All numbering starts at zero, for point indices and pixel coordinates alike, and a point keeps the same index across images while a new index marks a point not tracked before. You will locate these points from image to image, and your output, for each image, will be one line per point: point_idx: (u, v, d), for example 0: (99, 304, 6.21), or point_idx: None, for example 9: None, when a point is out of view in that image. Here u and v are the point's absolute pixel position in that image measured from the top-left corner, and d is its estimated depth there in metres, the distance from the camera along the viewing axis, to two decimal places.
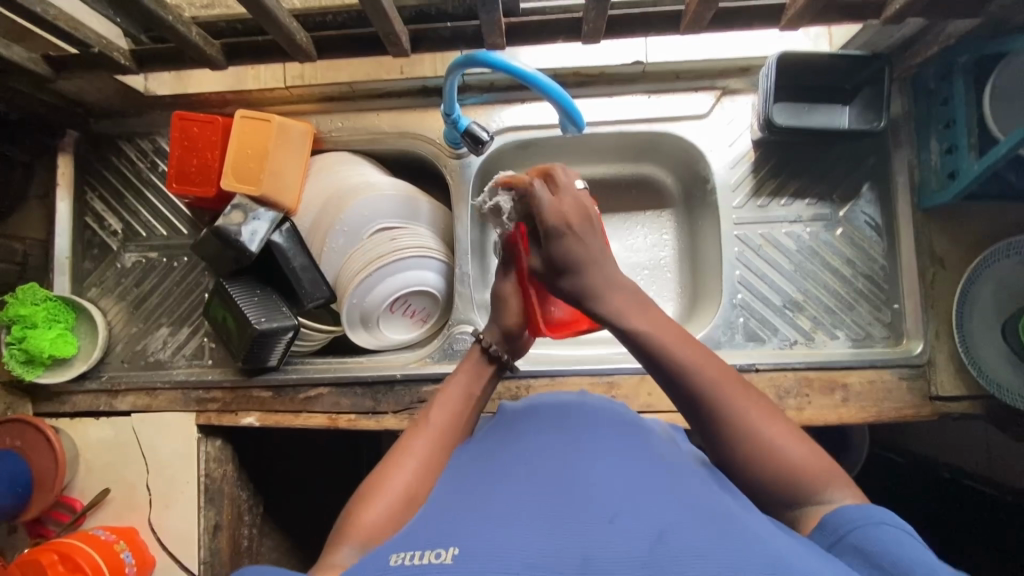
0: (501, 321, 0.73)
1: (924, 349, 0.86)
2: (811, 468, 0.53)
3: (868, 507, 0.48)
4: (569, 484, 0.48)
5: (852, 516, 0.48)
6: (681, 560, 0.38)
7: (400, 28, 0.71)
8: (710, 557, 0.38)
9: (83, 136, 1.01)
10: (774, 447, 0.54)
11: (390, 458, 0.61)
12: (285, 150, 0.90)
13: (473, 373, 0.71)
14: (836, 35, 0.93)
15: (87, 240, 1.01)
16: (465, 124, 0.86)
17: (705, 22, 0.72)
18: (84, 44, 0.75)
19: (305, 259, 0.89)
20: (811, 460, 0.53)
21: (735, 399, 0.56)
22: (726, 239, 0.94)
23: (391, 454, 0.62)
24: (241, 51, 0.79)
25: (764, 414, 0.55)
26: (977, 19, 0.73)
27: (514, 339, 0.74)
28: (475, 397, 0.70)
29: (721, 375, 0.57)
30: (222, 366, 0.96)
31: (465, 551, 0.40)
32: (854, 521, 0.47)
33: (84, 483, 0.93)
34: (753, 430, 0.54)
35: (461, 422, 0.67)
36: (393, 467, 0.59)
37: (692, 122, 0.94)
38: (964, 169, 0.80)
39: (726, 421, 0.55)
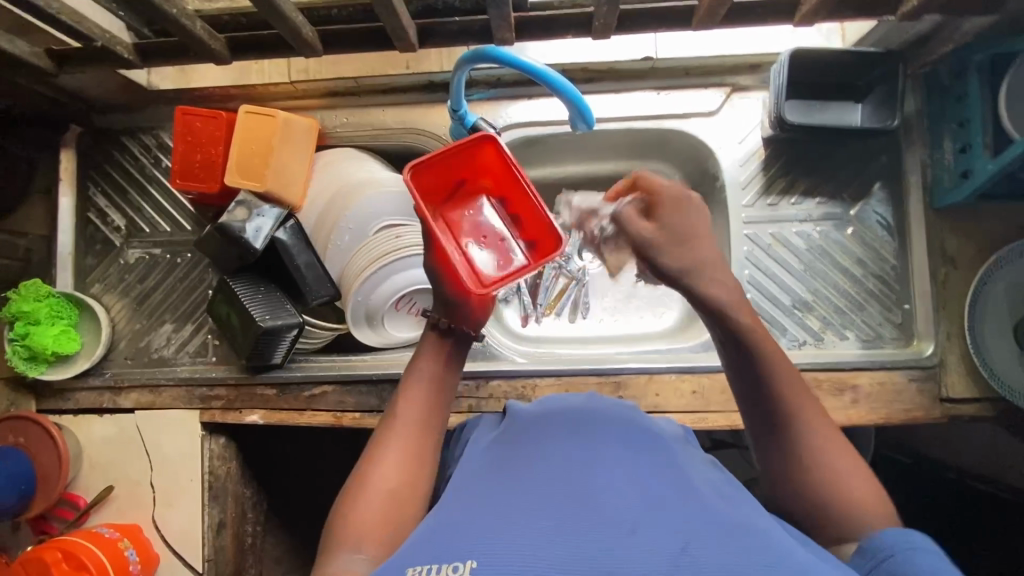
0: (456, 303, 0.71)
1: (936, 350, 0.85)
2: (864, 499, 0.54)
3: (907, 533, 0.47)
4: (584, 492, 0.47)
5: (891, 542, 0.47)
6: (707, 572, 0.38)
7: (408, 23, 0.70)
8: (735, 571, 0.38)
9: (86, 131, 1.00)
10: (839, 480, 0.55)
11: (370, 452, 0.60)
12: (290, 146, 0.89)
13: (431, 358, 0.66)
14: (849, 31, 0.91)
15: (89, 236, 1.00)
16: (472, 120, 0.85)
17: (718, 17, 0.71)
18: (87, 38, 0.74)
19: (309, 257, 0.88)
20: (865, 490, 0.55)
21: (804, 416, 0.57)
22: (735, 238, 0.93)
23: (370, 450, 0.61)
24: (246, 46, 0.78)
25: (839, 452, 0.56)
26: (993, 16, 0.72)
27: (468, 312, 0.68)
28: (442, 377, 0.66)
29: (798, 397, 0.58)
30: (226, 364, 0.95)
31: (484, 563, 0.40)
32: (893, 546, 0.47)
33: (87, 480, 0.92)
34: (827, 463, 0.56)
35: (435, 408, 0.64)
36: (375, 462, 0.59)
37: (701, 119, 0.93)
38: (979, 169, 0.79)
39: (806, 445, 0.56)
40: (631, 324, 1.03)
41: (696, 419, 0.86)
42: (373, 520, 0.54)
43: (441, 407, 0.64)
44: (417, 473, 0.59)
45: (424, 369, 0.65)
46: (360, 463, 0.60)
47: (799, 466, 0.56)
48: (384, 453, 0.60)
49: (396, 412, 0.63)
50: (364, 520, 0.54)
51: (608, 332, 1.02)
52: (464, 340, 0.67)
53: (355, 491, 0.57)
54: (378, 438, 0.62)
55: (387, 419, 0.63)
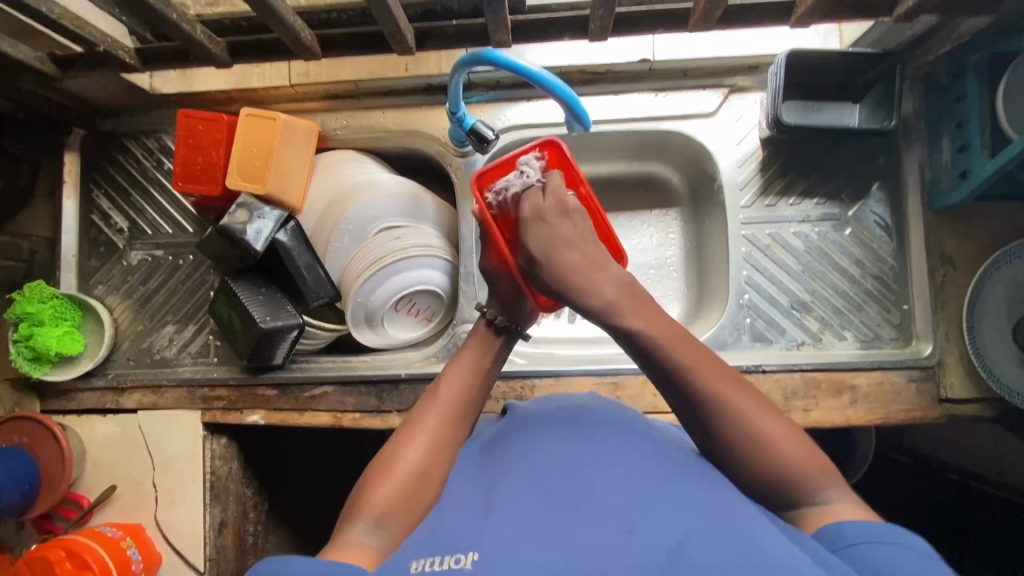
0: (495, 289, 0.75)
1: (934, 351, 0.85)
2: (801, 464, 0.52)
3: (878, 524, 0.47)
4: (581, 488, 0.48)
5: (856, 530, 0.47)
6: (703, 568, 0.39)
7: (405, 26, 0.71)
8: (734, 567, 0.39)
9: (89, 134, 1.01)
10: (767, 441, 0.53)
11: (403, 431, 0.62)
12: (290, 149, 0.90)
13: (479, 346, 0.71)
14: (847, 32, 0.92)
15: (93, 238, 1.01)
16: (470, 122, 0.85)
17: (714, 19, 0.71)
18: (89, 43, 0.75)
19: (310, 258, 0.89)
20: (801, 455, 0.53)
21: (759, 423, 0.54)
22: (734, 239, 0.94)
23: (400, 431, 0.62)
24: (246, 50, 0.78)
25: (763, 413, 0.55)
26: (991, 15, 0.73)
27: (513, 308, 0.75)
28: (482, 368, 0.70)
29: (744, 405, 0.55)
30: (227, 364, 0.96)
31: (485, 557, 0.41)
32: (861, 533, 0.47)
33: (90, 480, 0.93)
34: (752, 424, 0.54)
35: (473, 394, 0.67)
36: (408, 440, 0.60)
37: (699, 120, 0.93)
38: (977, 169, 0.78)
39: (726, 405, 0.54)
40: None
41: None
42: (399, 494, 0.55)
43: (477, 397, 0.68)
44: (446, 455, 0.60)
45: (467, 358, 0.70)
46: (391, 439, 0.61)
47: (726, 429, 0.54)
48: (419, 432, 0.61)
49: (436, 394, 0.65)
50: (394, 490, 0.55)
51: (607, 333, 1.02)
52: (509, 340, 0.74)
53: (387, 464, 0.57)
54: (410, 420, 0.63)
55: (420, 404, 0.65)
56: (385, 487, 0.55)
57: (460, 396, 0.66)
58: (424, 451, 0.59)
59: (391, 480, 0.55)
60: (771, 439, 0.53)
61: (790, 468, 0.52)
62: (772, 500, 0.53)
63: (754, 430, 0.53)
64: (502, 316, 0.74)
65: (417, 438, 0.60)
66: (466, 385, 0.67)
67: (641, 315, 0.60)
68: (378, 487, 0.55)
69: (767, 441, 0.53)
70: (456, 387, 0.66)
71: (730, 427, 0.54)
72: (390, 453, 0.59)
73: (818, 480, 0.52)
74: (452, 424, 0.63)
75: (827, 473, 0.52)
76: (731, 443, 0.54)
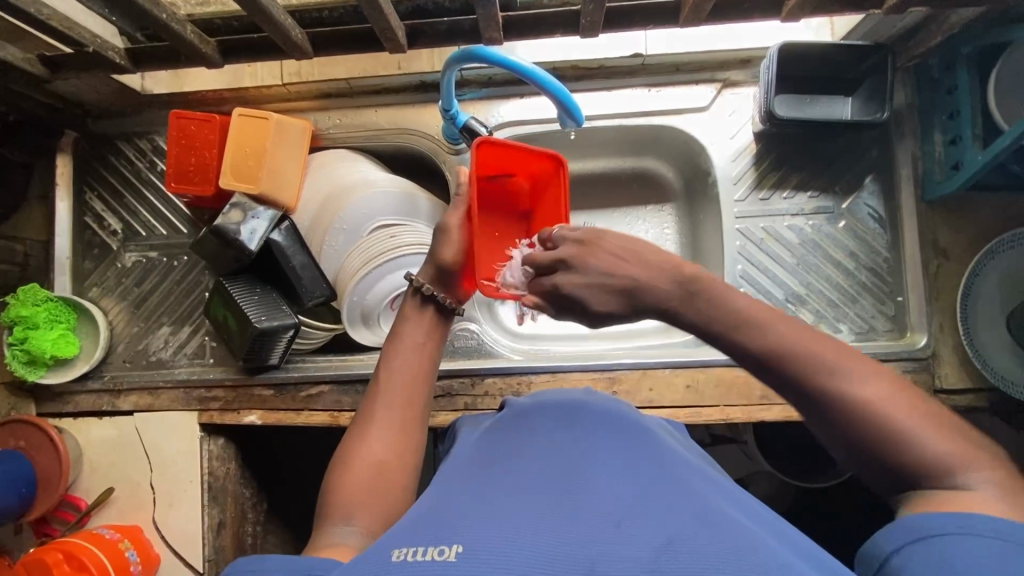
0: (437, 254, 0.71)
1: (929, 342, 0.86)
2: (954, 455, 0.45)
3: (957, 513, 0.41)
4: (572, 486, 0.47)
5: (938, 521, 0.42)
6: (689, 566, 0.38)
7: (396, 24, 0.70)
8: (720, 564, 0.38)
9: (81, 137, 1.01)
10: (909, 433, 0.45)
11: (357, 427, 0.62)
12: (284, 149, 0.90)
13: (416, 321, 0.69)
14: (839, 25, 0.92)
15: (87, 240, 1.01)
16: (463, 119, 0.85)
17: (704, 14, 0.71)
18: (78, 44, 0.74)
19: (305, 258, 0.89)
20: (950, 443, 0.45)
21: (882, 397, 0.47)
22: (728, 233, 0.94)
23: (355, 427, 0.62)
24: (237, 50, 0.78)
25: (897, 394, 0.47)
26: (981, 7, 0.71)
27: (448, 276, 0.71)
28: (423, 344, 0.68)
29: (863, 385, 0.47)
30: (223, 365, 0.96)
31: (468, 550, 0.40)
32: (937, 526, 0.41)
33: (88, 483, 0.93)
34: (896, 421, 0.46)
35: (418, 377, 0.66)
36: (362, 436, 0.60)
37: (692, 115, 0.93)
38: (968, 161, 0.79)
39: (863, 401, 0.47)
40: None
41: (691, 414, 0.86)
42: (366, 491, 0.56)
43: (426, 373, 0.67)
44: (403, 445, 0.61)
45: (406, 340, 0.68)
46: (345, 438, 0.61)
47: (836, 415, 0.48)
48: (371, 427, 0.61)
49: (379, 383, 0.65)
50: (358, 491, 0.55)
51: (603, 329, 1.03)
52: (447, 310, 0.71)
53: (344, 461, 0.58)
54: (362, 414, 0.63)
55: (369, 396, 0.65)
56: (345, 486, 0.55)
57: (406, 375, 0.65)
58: (380, 445, 0.59)
59: (350, 478, 0.56)
60: (918, 436, 0.45)
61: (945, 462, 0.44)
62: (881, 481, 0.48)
63: (892, 423, 0.46)
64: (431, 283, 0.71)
65: (370, 431, 0.61)
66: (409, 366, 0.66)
67: (751, 308, 0.52)
68: (339, 487, 0.56)
69: (914, 436, 0.45)
70: (398, 370, 0.66)
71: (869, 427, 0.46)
72: (346, 450, 0.59)
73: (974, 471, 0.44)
74: (403, 405, 0.64)
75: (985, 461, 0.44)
76: (872, 447, 0.47)
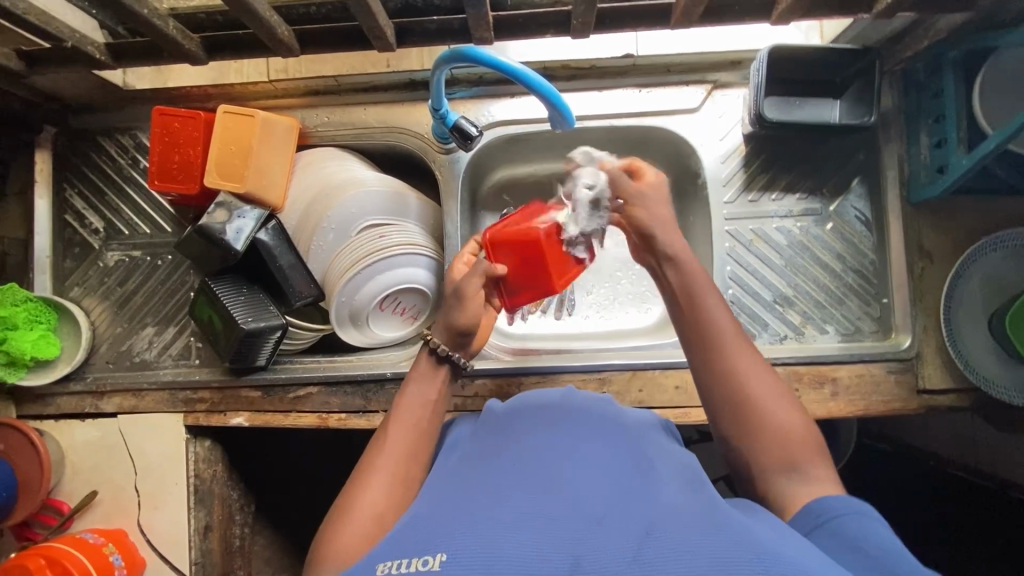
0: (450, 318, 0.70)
1: (912, 343, 0.87)
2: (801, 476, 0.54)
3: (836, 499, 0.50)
4: (560, 480, 0.48)
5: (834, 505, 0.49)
6: (670, 560, 0.39)
7: (384, 22, 0.69)
8: (701, 558, 0.39)
9: (61, 133, 0.99)
10: (783, 445, 0.55)
11: (359, 474, 0.60)
12: (269, 146, 0.88)
13: (423, 377, 0.69)
14: (828, 27, 0.92)
15: (67, 239, 0.99)
16: (453, 118, 0.84)
17: (696, 16, 0.71)
18: (57, 39, 0.72)
19: (292, 257, 0.88)
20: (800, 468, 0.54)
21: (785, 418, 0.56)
22: (717, 235, 0.94)
23: (355, 475, 0.60)
24: (222, 46, 0.76)
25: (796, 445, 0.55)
26: (968, 12, 0.72)
27: (463, 341, 0.71)
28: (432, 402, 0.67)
29: (779, 420, 0.56)
30: (209, 366, 0.94)
31: (451, 556, 0.41)
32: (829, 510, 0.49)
33: (71, 486, 0.91)
34: (745, 374, 0.58)
35: (423, 435, 0.64)
36: (366, 482, 0.58)
37: (682, 116, 0.93)
38: (953, 164, 0.80)
39: (721, 337, 0.60)
40: (616, 320, 1.04)
41: (679, 414, 0.87)
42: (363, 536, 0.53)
43: (430, 432, 0.65)
44: (405, 494, 0.58)
45: (412, 396, 0.67)
46: (346, 487, 0.59)
47: (749, 416, 0.57)
48: (373, 477, 0.59)
49: (384, 438, 0.63)
50: (355, 539, 0.53)
51: (593, 329, 1.03)
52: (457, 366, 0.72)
53: (343, 510, 0.56)
54: (364, 465, 0.61)
55: (371, 449, 0.63)
56: (345, 529, 0.54)
57: (416, 426, 0.64)
58: (380, 492, 0.57)
59: (349, 522, 0.54)
60: (765, 400, 0.57)
61: (778, 432, 0.55)
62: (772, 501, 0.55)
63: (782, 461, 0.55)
64: (444, 342, 0.70)
65: (372, 480, 0.58)
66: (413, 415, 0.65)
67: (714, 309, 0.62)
68: (340, 529, 0.54)
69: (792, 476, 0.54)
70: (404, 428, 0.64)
71: (768, 443, 0.55)
72: (347, 500, 0.57)
73: (809, 473, 0.54)
74: (408, 456, 0.61)
75: (816, 462, 0.54)
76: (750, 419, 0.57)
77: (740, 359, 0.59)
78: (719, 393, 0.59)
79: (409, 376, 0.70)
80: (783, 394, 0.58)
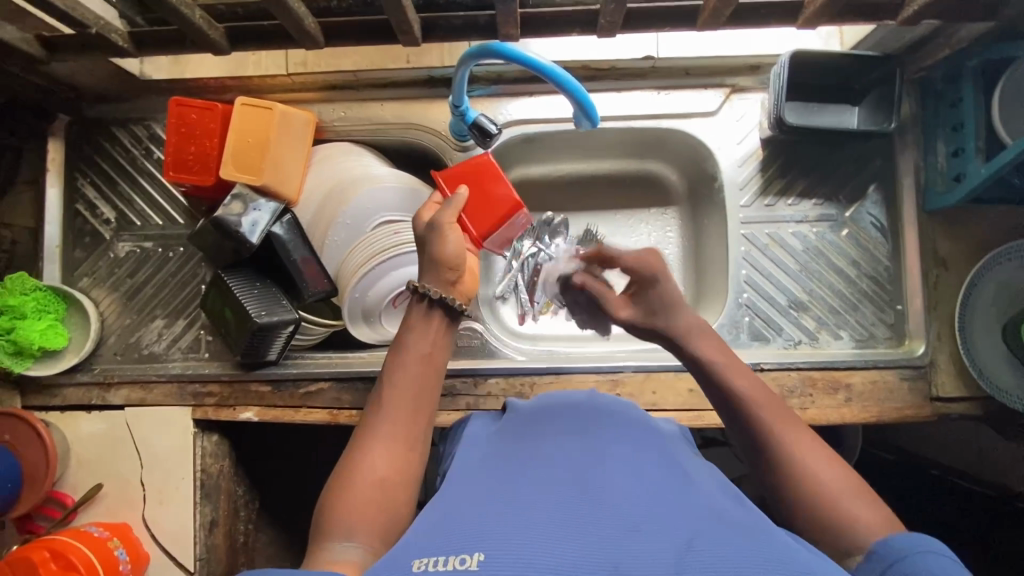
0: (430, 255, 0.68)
1: (927, 351, 0.87)
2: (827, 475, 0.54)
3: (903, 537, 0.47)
4: (591, 485, 0.47)
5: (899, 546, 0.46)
6: (714, 566, 0.38)
7: (412, 16, 0.69)
8: (744, 564, 0.38)
9: (75, 121, 0.98)
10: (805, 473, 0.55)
11: (359, 440, 0.58)
12: (287, 140, 0.88)
13: (420, 331, 0.65)
14: (847, 35, 0.93)
15: (78, 229, 0.98)
16: (473, 116, 0.84)
17: (723, 18, 0.71)
18: (81, 25, 0.72)
19: (306, 252, 0.87)
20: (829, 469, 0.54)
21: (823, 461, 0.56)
22: (733, 239, 0.94)
23: (355, 442, 0.58)
24: (245, 37, 0.76)
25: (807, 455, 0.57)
26: (993, 21, 0.72)
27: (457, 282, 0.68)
28: (429, 357, 0.64)
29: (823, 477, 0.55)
30: (219, 359, 0.94)
31: (489, 557, 0.39)
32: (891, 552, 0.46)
33: (75, 478, 0.90)
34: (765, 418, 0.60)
35: (421, 396, 0.62)
36: (364, 449, 0.57)
37: (701, 119, 0.93)
38: (972, 173, 0.80)
39: (723, 369, 0.65)
40: None
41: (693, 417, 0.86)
42: (365, 505, 0.53)
43: (429, 392, 0.63)
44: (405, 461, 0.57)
45: (409, 353, 0.64)
46: (345, 455, 0.58)
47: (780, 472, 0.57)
48: (371, 443, 0.57)
49: (380, 399, 0.61)
50: (357, 508, 0.52)
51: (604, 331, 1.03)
52: (457, 316, 0.67)
53: (344, 479, 0.55)
54: (362, 430, 0.59)
55: (369, 412, 0.61)
56: (348, 500, 0.53)
57: (413, 386, 0.62)
58: (380, 459, 0.56)
59: (351, 494, 0.53)
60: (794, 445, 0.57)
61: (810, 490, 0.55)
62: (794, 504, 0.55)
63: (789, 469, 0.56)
64: (437, 289, 0.67)
65: (372, 448, 0.57)
66: (409, 374, 0.62)
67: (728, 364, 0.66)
68: (342, 502, 0.53)
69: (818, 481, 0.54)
70: (402, 390, 0.61)
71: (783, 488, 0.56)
72: (347, 468, 0.56)
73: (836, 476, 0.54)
74: (406, 420, 0.60)
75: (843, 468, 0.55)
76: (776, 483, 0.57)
77: (749, 388, 0.63)
78: (727, 416, 0.64)
79: (403, 328, 0.66)
80: (795, 424, 0.59)
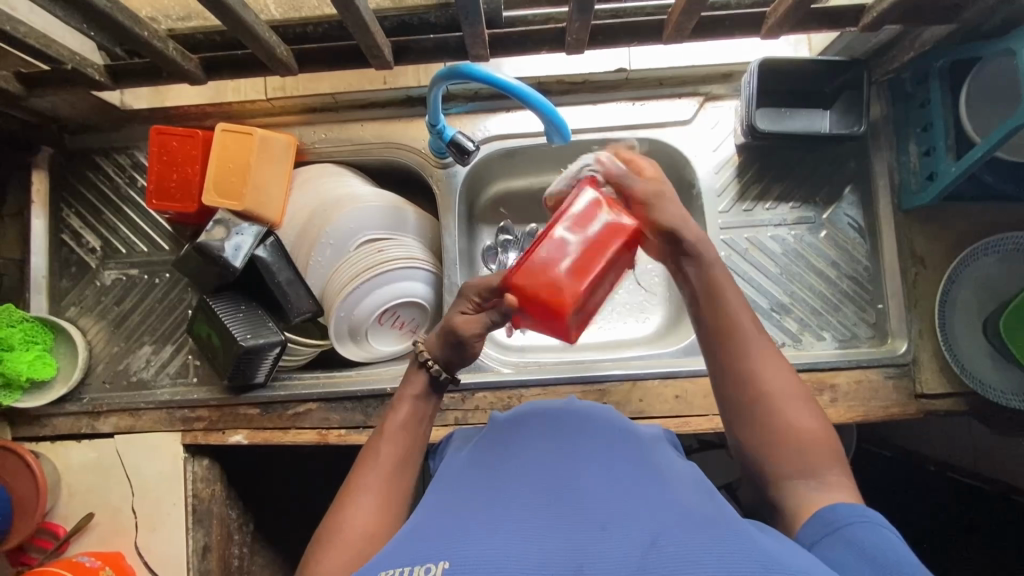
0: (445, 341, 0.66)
1: (909, 348, 0.87)
2: (811, 476, 0.55)
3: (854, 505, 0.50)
4: (566, 489, 0.48)
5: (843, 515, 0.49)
6: (669, 566, 0.39)
7: (382, 41, 0.70)
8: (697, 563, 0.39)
9: (58, 152, 0.99)
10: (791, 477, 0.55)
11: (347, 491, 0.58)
12: (268, 164, 0.89)
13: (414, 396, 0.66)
14: (816, 40, 0.94)
15: (64, 258, 0.98)
16: (450, 134, 0.85)
17: (688, 31, 0.72)
18: (57, 61, 0.73)
19: (291, 274, 0.88)
20: (810, 472, 0.55)
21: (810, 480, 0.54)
22: (713, 244, 0.95)
23: (342, 494, 0.58)
24: (220, 66, 0.77)
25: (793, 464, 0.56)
26: (951, 24, 0.74)
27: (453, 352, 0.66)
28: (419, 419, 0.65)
29: (812, 483, 0.54)
30: (208, 384, 0.94)
31: (455, 564, 0.41)
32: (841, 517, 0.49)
33: (67, 508, 0.90)
34: (768, 424, 0.57)
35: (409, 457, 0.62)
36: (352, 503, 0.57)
37: (675, 128, 0.94)
38: (943, 172, 0.81)
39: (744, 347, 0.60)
40: (614, 331, 1.04)
41: (681, 423, 0.87)
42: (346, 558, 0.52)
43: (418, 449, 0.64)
44: (389, 516, 0.57)
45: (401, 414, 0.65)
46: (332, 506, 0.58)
47: (768, 487, 0.55)
48: (359, 496, 0.58)
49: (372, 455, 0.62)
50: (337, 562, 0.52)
51: (591, 339, 1.03)
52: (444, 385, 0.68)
53: (330, 529, 0.55)
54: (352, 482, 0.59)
55: (359, 465, 0.61)
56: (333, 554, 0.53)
57: (400, 445, 0.62)
58: (367, 514, 0.56)
59: (339, 545, 0.53)
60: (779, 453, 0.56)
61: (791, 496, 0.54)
62: (773, 509, 0.55)
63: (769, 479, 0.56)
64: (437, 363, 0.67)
65: (359, 500, 0.57)
66: (401, 433, 0.63)
67: (752, 347, 0.60)
68: (329, 551, 0.53)
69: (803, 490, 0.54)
70: (391, 448, 0.62)
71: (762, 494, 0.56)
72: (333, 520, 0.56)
73: (814, 490, 0.54)
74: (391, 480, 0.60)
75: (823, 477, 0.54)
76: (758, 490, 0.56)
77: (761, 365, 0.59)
78: (729, 386, 0.59)
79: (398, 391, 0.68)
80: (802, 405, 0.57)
